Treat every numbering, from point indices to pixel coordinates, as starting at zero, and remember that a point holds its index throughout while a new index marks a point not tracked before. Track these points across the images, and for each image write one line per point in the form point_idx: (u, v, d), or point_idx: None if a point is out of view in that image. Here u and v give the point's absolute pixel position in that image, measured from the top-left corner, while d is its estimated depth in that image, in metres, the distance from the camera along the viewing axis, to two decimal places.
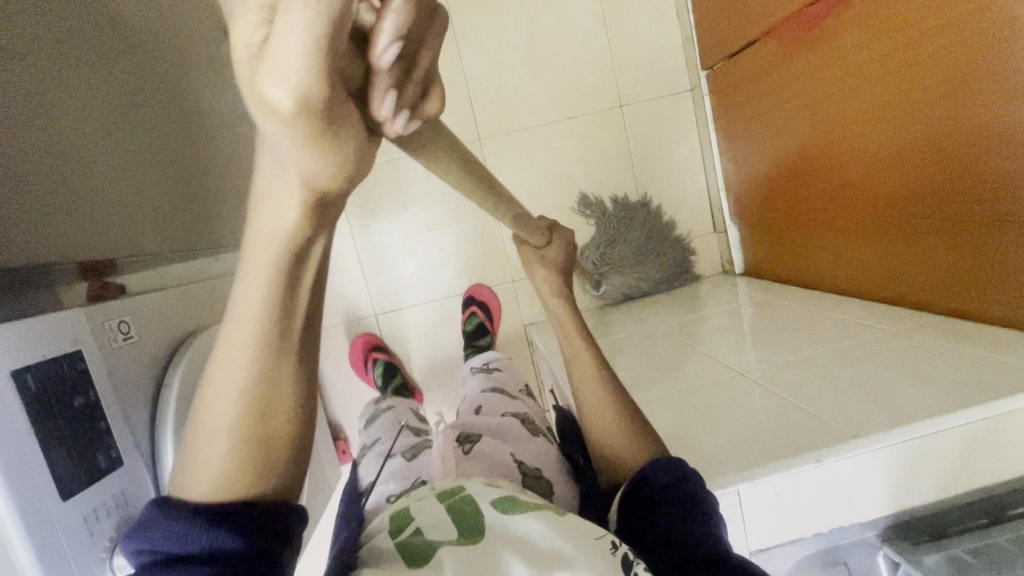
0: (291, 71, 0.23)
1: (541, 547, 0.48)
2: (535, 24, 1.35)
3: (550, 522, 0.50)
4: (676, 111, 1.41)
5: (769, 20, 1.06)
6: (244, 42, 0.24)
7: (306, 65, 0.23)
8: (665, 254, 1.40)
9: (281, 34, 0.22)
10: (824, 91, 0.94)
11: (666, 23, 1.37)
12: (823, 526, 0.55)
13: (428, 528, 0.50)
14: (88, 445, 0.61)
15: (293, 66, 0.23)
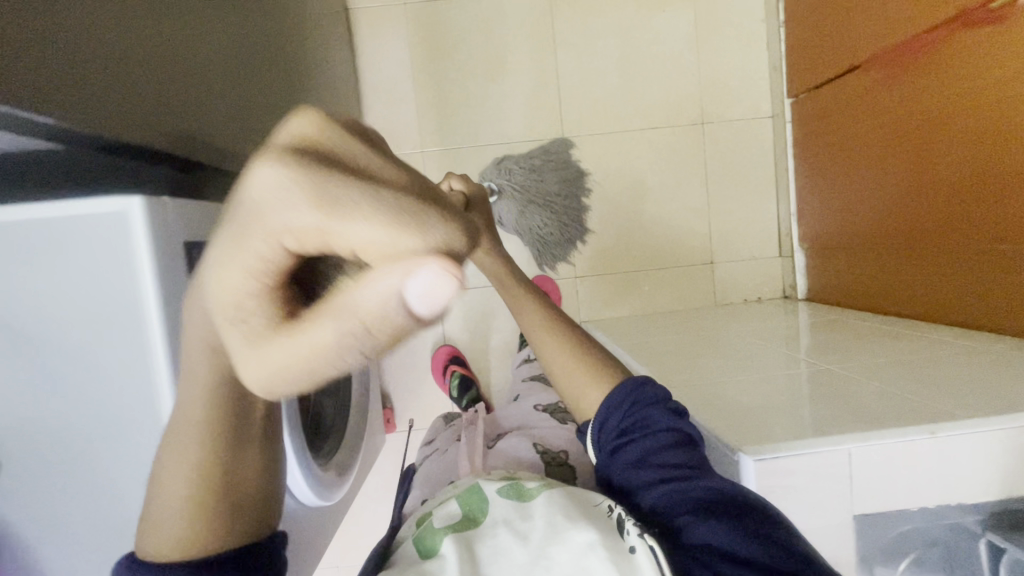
0: (279, 376, 0.22)
1: (537, 522, 0.58)
2: (630, 36, 1.43)
3: (549, 497, 0.61)
4: (756, 134, 1.46)
5: (859, 55, 1.12)
6: (225, 304, 0.22)
7: (301, 378, 0.22)
8: (567, 217, 1.42)
9: (274, 350, 0.21)
10: (904, 126, 1.01)
11: (757, 50, 1.43)
12: (931, 501, 0.55)
13: (445, 517, 0.62)
14: None
15: (284, 374, 0.22)
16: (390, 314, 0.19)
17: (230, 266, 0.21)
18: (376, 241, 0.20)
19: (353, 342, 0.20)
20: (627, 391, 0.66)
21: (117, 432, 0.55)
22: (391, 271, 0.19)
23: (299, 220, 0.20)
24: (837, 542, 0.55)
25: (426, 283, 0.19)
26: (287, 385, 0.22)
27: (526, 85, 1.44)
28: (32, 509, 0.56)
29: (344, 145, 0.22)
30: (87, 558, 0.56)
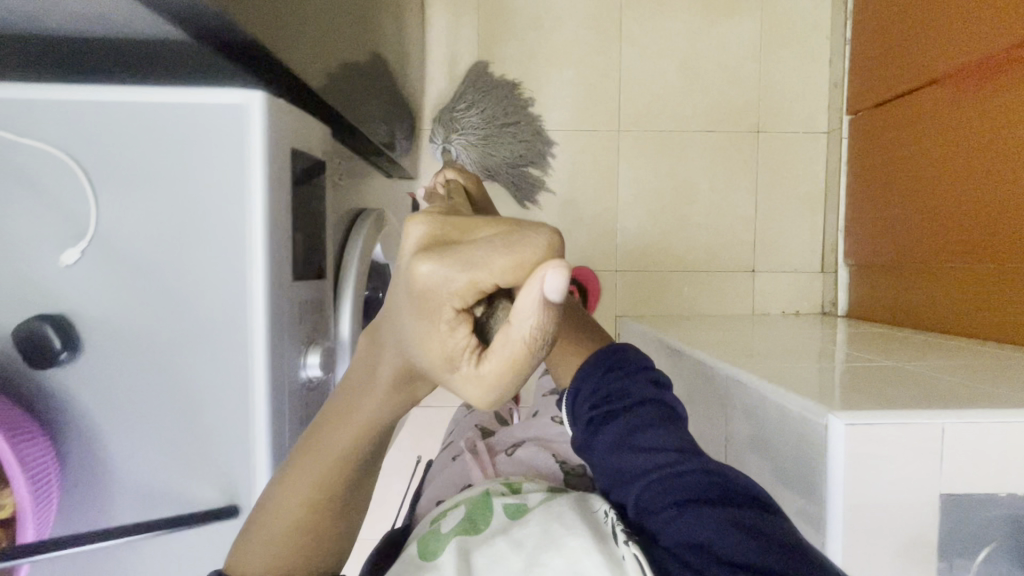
0: (503, 380, 0.36)
1: (533, 529, 0.63)
2: (696, 39, 1.45)
3: (546, 509, 0.66)
4: (810, 149, 1.47)
5: (928, 74, 1.13)
6: (445, 356, 0.36)
7: (511, 377, 0.36)
8: (526, 146, 1.39)
9: (488, 368, 0.35)
10: (973, 147, 1.01)
11: (819, 66, 1.45)
12: (1020, 487, 0.54)
13: (451, 522, 0.68)
14: (312, 246, 0.65)
15: (501, 381, 0.36)
16: (537, 312, 0.32)
17: (435, 334, 0.36)
18: (500, 273, 0.32)
19: (531, 342, 0.34)
20: (598, 360, 0.66)
21: (202, 324, 0.55)
22: (527, 289, 0.32)
23: (457, 283, 0.33)
24: (920, 519, 0.54)
25: (550, 283, 0.31)
26: (503, 386, 0.36)
27: (589, 76, 1.46)
28: (103, 392, 0.54)
29: (445, 229, 0.35)
30: (150, 451, 0.55)
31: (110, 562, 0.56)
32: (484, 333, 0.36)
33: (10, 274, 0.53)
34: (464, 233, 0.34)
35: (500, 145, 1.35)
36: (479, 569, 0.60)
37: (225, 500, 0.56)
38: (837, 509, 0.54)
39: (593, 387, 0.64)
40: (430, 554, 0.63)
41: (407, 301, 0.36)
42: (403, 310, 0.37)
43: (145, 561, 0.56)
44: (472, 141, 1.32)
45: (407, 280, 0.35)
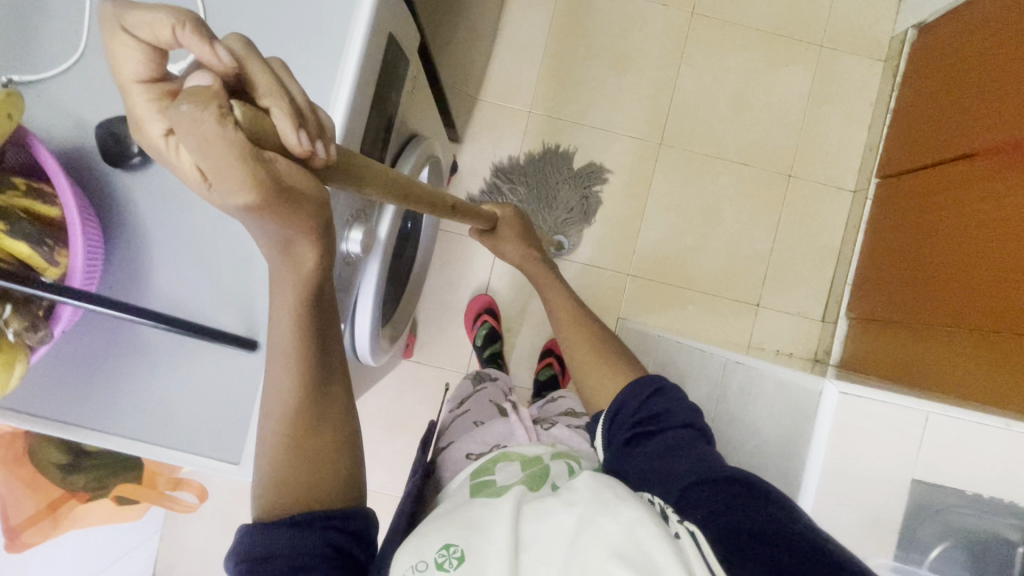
0: (234, 161, 0.29)
1: (585, 493, 0.54)
2: (751, 77, 1.53)
3: (595, 475, 0.58)
4: (834, 203, 1.53)
5: (959, 149, 1.20)
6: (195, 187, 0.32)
7: (223, 153, 0.29)
8: (568, 187, 1.51)
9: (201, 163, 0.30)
10: (992, 219, 1.07)
11: (859, 129, 1.53)
12: (984, 490, 0.57)
13: (500, 479, 0.67)
14: (378, 134, 0.69)
15: (228, 163, 0.29)
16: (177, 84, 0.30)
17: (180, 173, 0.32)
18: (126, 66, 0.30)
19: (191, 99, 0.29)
20: (633, 390, 0.74)
21: None
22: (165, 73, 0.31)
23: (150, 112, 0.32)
24: (888, 499, 0.57)
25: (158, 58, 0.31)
26: (246, 167, 0.30)
27: (645, 87, 1.53)
28: (161, 205, 0.57)
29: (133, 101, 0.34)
30: (189, 272, 0.58)
31: (125, 369, 0.57)
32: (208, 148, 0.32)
33: (111, 74, 0.57)
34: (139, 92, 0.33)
35: (552, 201, 1.50)
36: (525, 522, 0.54)
37: (247, 332, 0.58)
38: (816, 470, 0.57)
39: (633, 410, 0.72)
40: (485, 494, 0.62)
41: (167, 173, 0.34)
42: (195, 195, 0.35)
43: (158, 378, 0.58)
44: (557, 208, 1.50)
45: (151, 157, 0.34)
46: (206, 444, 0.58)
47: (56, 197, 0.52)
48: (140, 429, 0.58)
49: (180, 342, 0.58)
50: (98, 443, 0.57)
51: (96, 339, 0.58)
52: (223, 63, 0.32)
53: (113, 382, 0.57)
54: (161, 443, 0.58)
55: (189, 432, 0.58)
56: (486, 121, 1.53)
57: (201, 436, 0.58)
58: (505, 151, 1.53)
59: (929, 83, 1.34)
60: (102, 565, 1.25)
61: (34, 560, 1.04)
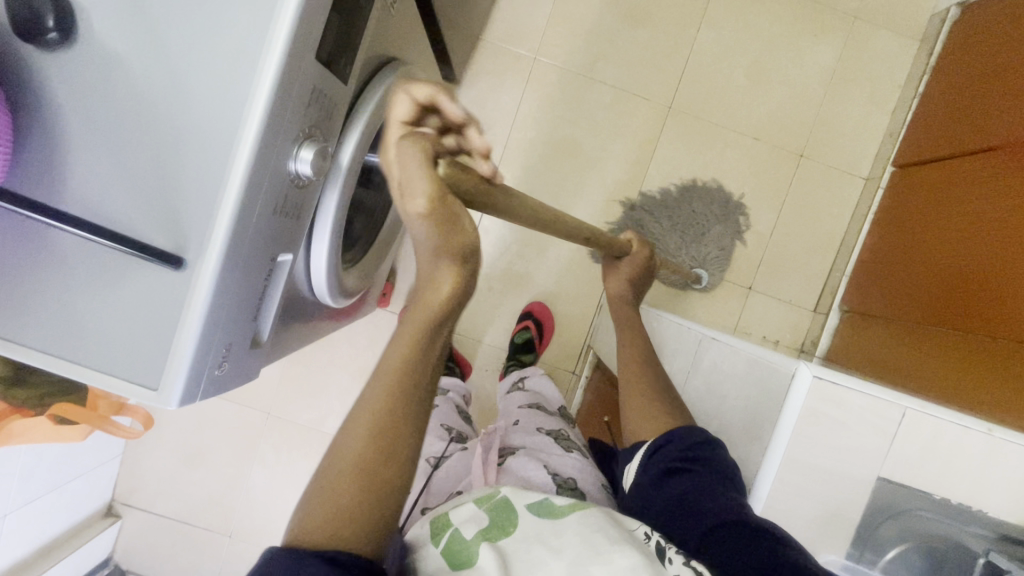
0: (417, 172, 0.43)
1: (572, 539, 0.55)
2: (774, 44, 1.42)
3: (583, 517, 0.57)
4: (843, 189, 1.45)
5: (979, 141, 1.13)
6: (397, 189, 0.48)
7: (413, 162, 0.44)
8: (719, 228, 1.44)
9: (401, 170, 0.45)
10: (1002, 219, 1.02)
11: (880, 112, 1.44)
12: (954, 495, 0.52)
13: (464, 524, 0.58)
14: (341, 46, 0.62)
15: (414, 176, 0.44)
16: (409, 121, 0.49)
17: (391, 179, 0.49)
18: (396, 111, 0.50)
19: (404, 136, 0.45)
20: (675, 435, 0.66)
21: (210, 61, 0.52)
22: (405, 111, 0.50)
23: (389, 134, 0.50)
24: (848, 494, 0.53)
25: (401, 105, 0.50)
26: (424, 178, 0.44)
27: (660, 43, 1.43)
28: (84, 95, 0.51)
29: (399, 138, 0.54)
30: (112, 174, 0.52)
31: (30, 274, 0.52)
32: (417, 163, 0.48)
33: None
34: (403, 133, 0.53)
35: (700, 237, 1.44)
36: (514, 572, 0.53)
37: (173, 249, 0.52)
38: (775, 455, 0.53)
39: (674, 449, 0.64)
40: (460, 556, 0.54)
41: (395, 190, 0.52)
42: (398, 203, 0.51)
43: (69, 289, 0.52)
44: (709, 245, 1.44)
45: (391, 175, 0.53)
46: (117, 366, 0.53)
47: None
48: (52, 344, 0.52)
49: (96, 252, 0.52)
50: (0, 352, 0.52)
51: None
52: (452, 110, 0.51)
53: (15, 287, 0.52)
54: (71, 359, 0.52)
55: (99, 350, 0.53)
56: (487, 64, 1.43)
57: (111, 355, 0.53)
58: (504, 99, 1.44)
59: (961, 67, 1.24)
60: (57, 484, 1.25)
61: None
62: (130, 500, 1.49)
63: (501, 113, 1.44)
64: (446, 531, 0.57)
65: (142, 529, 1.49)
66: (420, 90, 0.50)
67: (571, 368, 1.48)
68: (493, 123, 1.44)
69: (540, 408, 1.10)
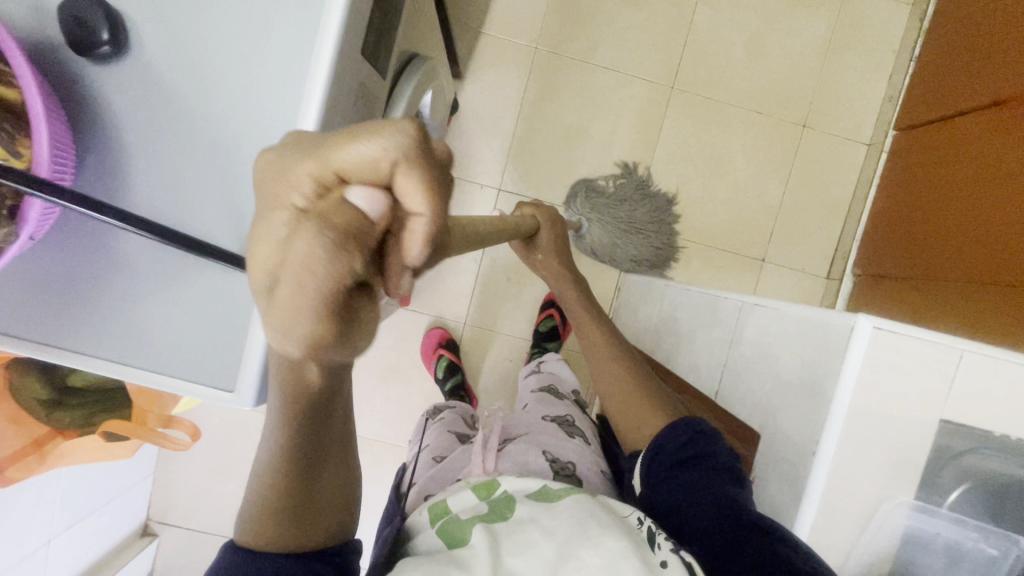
0: (308, 320, 0.22)
1: (565, 521, 0.58)
2: (770, 18, 1.44)
3: (579, 501, 0.61)
4: (848, 157, 1.48)
5: (977, 99, 1.16)
6: (257, 268, 0.23)
7: (308, 308, 0.22)
8: (643, 243, 1.45)
9: (280, 289, 0.22)
10: (1009, 169, 1.04)
11: (878, 78, 1.46)
12: (1014, 432, 0.54)
13: (461, 512, 0.62)
14: (379, 43, 0.62)
15: (298, 325, 0.22)
16: (350, 197, 0.23)
17: (256, 236, 0.24)
18: (351, 152, 0.24)
19: (321, 248, 0.21)
20: (678, 429, 0.70)
21: (262, 62, 0.53)
22: (361, 166, 0.24)
23: (311, 165, 0.24)
24: (913, 439, 0.54)
25: (363, 150, 0.24)
26: (311, 332, 0.23)
27: (658, 25, 1.44)
28: (140, 106, 0.52)
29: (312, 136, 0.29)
30: (171, 180, 0.52)
31: (97, 284, 0.52)
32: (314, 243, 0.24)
33: None
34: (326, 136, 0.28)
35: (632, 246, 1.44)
36: (506, 554, 0.55)
37: (238, 250, 0.53)
38: (842, 405, 0.54)
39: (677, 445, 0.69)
40: (456, 539, 0.58)
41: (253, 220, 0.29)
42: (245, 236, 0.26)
43: (136, 298, 0.53)
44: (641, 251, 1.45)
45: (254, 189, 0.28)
46: (193, 369, 0.54)
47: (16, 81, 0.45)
48: (125, 352, 0.53)
49: (163, 260, 0.53)
50: (75, 364, 0.53)
51: (64, 249, 0.52)
52: (417, 253, 0.26)
53: (83, 298, 0.52)
54: (144, 366, 0.53)
55: (171, 355, 0.53)
56: (489, 57, 1.44)
57: (184, 359, 0.54)
58: (509, 91, 1.45)
59: (955, 26, 1.27)
60: (94, 507, 1.24)
61: (24, 494, 1.02)
62: (164, 519, 1.48)
63: (507, 105, 1.45)
64: (444, 519, 0.61)
65: (179, 546, 1.48)
66: (409, 178, 0.24)
67: None
68: (499, 115, 1.45)
69: (551, 391, 1.12)
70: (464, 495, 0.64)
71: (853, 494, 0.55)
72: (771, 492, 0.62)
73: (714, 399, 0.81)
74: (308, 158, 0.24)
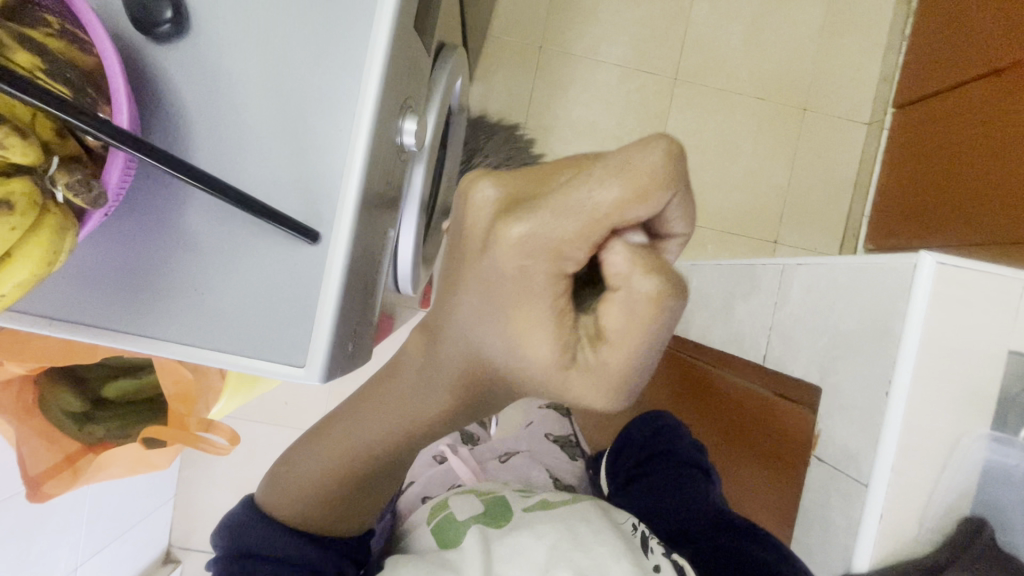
0: (639, 353, 0.29)
1: (559, 525, 0.60)
2: (765, 7, 1.49)
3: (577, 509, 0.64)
4: (849, 137, 1.52)
5: (968, 71, 1.20)
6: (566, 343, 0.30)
7: (638, 351, 0.29)
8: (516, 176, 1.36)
9: (613, 340, 0.29)
10: (1001, 135, 1.09)
11: (872, 59, 1.51)
12: None
13: (460, 514, 0.66)
14: (424, 22, 0.63)
15: (632, 364, 0.29)
16: (632, 244, 0.27)
17: (546, 321, 0.30)
18: (606, 203, 0.26)
19: (656, 307, 0.27)
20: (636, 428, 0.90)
21: (320, 33, 0.53)
22: (617, 207, 0.26)
23: (563, 233, 0.27)
24: (981, 372, 0.55)
25: (611, 196, 0.26)
26: (636, 363, 0.30)
27: (659, 20, 1.48)
28: (205, 84, 0.52)
29: (522, 181, 0.28)
30: (235, 155, 0.52)
31: (165, 266, 0.52)
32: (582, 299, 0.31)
33: None
34: (548, 179, 0.28)
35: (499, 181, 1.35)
36: (498, 561, 0.58)
37: (306, 221, 0.52)
38: (913, 340, 0.55)
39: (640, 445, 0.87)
40: (449, 543, 0.62)
41: (486, 294, 0.31)
42: (495, 319, 0.32)
43: (206, 279, 0.52)
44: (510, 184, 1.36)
45: (485, 260, 0.29)
46: (261, 347, 0.52)
47: (92, 45, 0.43)
48: (194, 335, 0.52)
49: (230, 237, 0.52)
50: (144, 350, 0.52)
51: (130, 233, 0.52)
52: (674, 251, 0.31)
53: (151, 282, 0.52)
54: (213, 348, 0.52)
55: (239, 333, 0.52)
56: (496, 59, 1.46)
57: (253, 338, 0.52)
58: (517, 90, 1.47)
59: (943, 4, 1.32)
60: (118, 532, 1.20)
61: (51, 518, 0.99)
62: (187, 544, 1.43)
63: (516, 103, 1.47)
64: (442, 518, 0.66)
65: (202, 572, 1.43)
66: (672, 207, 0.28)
67: None
68: (509, 114, 1.47)
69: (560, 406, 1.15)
70: (467, 500, 0.69)
71: (928, 431, 0.56)
72: (842, 441, 0.62)
73: (762, 363, 0.81)
74: (568, 230, 0.27)
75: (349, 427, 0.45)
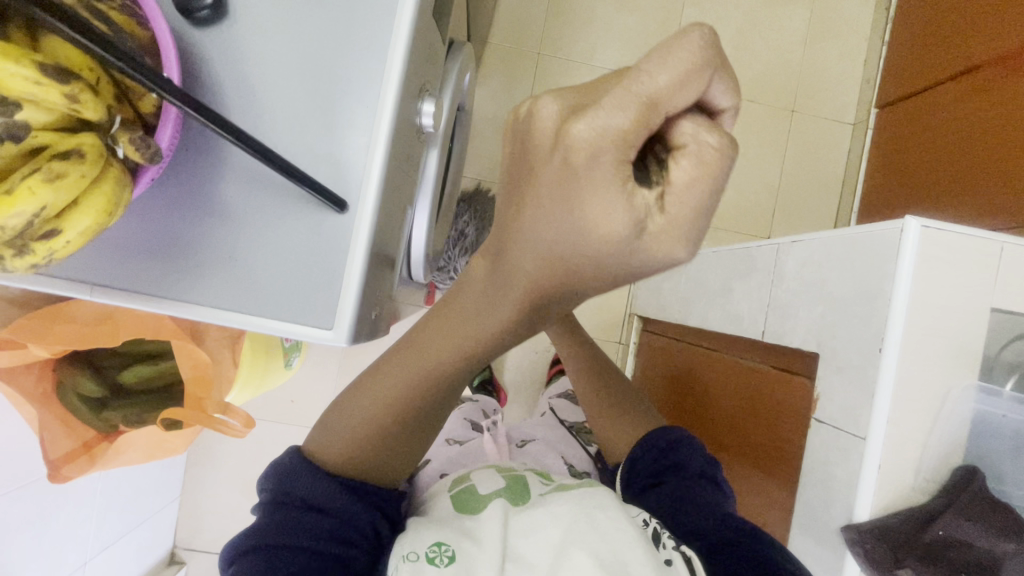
0: (701, 212, 0.28)
1: (571, 508, 0.60)
2: (752, 14, 1.56)
3: (588, 490, 0.63)
4: (835, 136, 1.59)
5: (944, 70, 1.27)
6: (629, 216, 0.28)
7: (701, 205, 0.27)
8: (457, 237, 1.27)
9: (677, 201, 0.27)
10: (982, 128, 1.15)
11: (854, 63, 1.59)
12: None
13: (483, 488, 0.68)
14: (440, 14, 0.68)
15: (696, 223, 0.28)
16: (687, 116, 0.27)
17: (605, 200, 0.28)
18: (658, 81, 0.25)
19: (715, 162, 0.27)
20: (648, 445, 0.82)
21: (347, 18, 0.57)
22: (670, 84, 0.26)
23: (623, 115, 0.26)
24: (966, 329, 0.59)
25: (662, 72, 0.25)
26: (697, 224, 0.28)
27: (651, 26, 1.55)
28: (239, 65, 0.56)
29: (576, 92, 0.28)
30: (269, 130, 0.56)
31: (202, 235, 0.55)
32: (644, 172, 0.29)
33: None
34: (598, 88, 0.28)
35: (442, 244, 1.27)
36: (514, 535, 0.59)
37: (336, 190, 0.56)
38: (903, 298, 0.59)
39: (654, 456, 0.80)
40: (470, 510, 0.63)
41: (551, 186, 0.30)
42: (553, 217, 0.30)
43: (240, 246, 0.55)
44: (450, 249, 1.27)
45: (555, 156, 0.28)
46: (291, 310, 0.55)
47: (145, 20, 0.47)
48: (228, 299, 0.55)
49: (264, 207, 0.55)
50: (180, 315, 0.55)
51: (169, 203, 0.55)
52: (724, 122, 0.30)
53: (189, 249, 0.55)
54: (246, 311, 0.55)
55: (271, 297, 0.55)
56: (496, 64, 1.52)
57: (283, 302, 0.55)
58: (516, 93, 1.52)
59: (919, 10, 1.40)
60: (125, 530, 1.19)
61: (61, 510, 0.99)
62: (191, 544, 1.43)
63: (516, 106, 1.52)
64: (463, 490, 0.67)
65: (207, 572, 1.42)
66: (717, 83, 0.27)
67: (617, 339, 1.37)
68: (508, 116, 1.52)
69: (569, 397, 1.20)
70: (490, 475, 0.70)
71: (920, 385, 0.59)
72: (840, 400, 0.66)
73: (762, 339, 0.83)
74: (626, 108, 0.26)
75: (401, 361, 0.50)
